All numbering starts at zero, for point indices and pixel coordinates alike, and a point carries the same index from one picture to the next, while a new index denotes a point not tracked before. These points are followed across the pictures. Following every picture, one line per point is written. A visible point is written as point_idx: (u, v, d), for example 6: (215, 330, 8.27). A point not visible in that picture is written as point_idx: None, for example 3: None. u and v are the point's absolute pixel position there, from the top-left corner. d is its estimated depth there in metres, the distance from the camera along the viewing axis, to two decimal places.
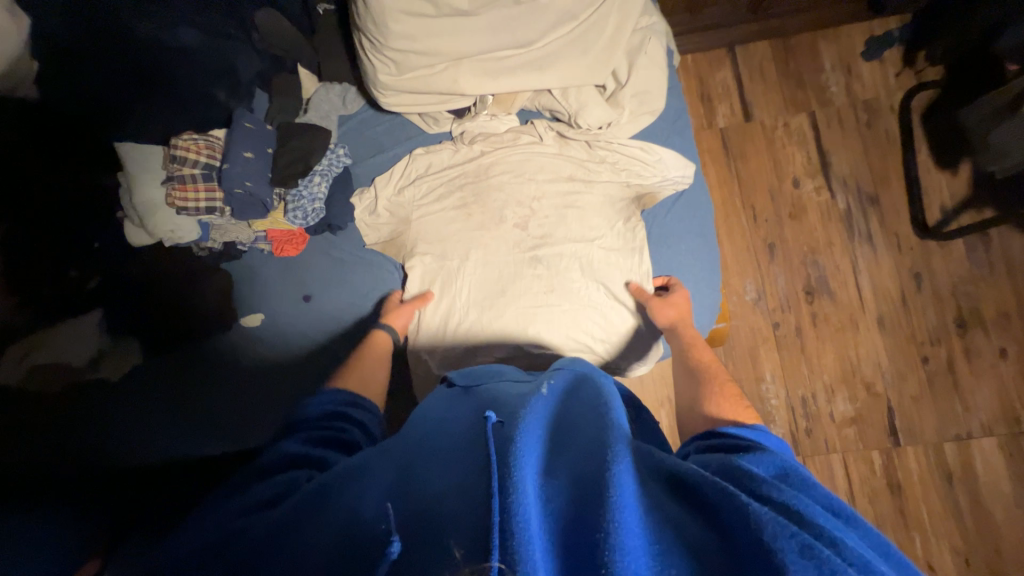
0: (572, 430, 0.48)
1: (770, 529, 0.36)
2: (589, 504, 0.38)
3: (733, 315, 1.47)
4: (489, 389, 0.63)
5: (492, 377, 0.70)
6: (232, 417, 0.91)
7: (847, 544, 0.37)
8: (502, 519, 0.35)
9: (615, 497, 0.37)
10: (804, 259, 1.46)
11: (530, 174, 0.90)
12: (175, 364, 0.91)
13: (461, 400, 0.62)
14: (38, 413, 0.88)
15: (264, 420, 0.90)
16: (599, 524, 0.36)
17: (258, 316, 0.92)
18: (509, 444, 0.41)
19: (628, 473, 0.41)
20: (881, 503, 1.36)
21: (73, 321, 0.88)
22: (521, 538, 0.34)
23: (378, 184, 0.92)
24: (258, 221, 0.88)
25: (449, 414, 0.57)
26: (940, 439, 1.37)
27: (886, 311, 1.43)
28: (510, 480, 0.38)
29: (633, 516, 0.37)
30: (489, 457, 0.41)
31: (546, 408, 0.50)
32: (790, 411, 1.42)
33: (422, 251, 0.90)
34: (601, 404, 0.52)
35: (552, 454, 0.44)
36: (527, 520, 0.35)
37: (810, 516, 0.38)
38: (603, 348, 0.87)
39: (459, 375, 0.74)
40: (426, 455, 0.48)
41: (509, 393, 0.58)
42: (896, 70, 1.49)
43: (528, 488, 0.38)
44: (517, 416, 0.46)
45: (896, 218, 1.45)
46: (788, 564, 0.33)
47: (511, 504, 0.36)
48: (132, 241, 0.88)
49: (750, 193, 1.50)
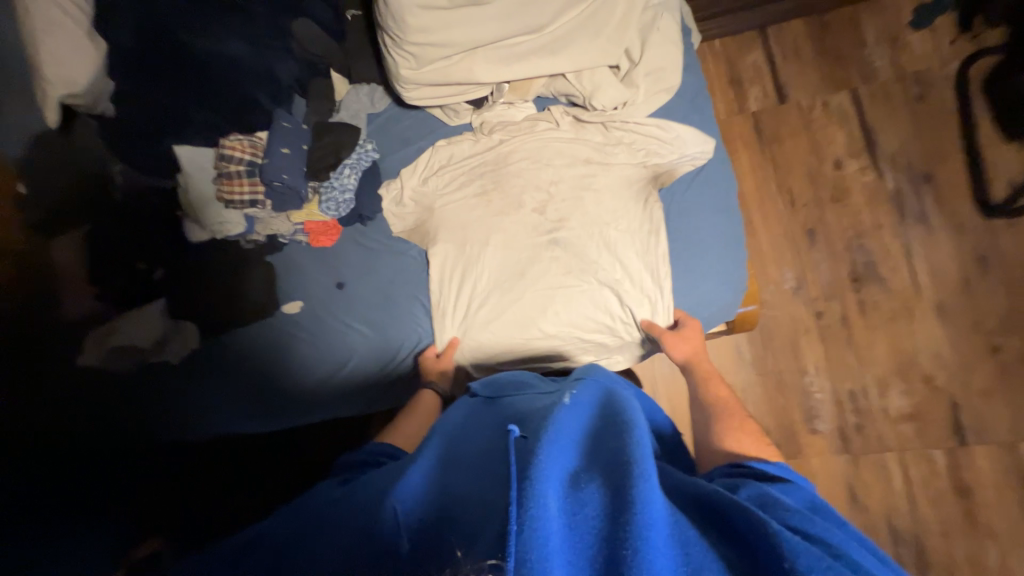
0: (597, 442, 0.51)
1: (805, 560, 0.40)
2: (613, 521, 0.41)
3: (771, 304, 1.40)
4: (520, 405, 0.68)
5: (515, 392, 0.75)
6: (270, 400, 0.99)
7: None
8: (522, 530, 0.39)
9: (639, 516, 0.40)
10: (848, 244, 1.38)
11: (548, 160, 0.92)
12: (227, 350, 1.01)
13: (491, 418, 0.66)
14: (107, 388, 0.99)
15: (298, 403, 0.98)
16: (624, 541, 0.39)
17: (298, 303, 0.99)
18: (531, 459, 0.45)
19: (652, 489, 0.43)
20: (945, 507, 1.24)
21: (144, 309, 1.00)
22: (540, 551, 0.37)
23: (403, 175, 0.97)
24: (296, 213, 0.96)
25: (486, 436, 0.61)
26: (1017, 437, 1.24)
27: (946, 297, 1.32)
28: (530, 496, 0.41)
29: (658, 535, 0.40)
30: (510, 468, 0.44)
31: (570, 420, 0.53)
32: (836, 405, 1.33)
33: (444, 238, 0.94)
34: (624, 418, 0.54)
35: (577, 466, 0.47)
36: (546, 535, 0.38)
37: (838, 550, 0.44)
38: (625, 328, 0.89)
39: (483, 387, 0.81)
40: (468, 478, 0.53)
41: (539, 409, 0.63)
42: (950, 38, 1.38)
43: (549, 501, 0.41)
44: (540, 430, 0.50)
45: (954, 196, 1.34)
46: None
47: (530, 518, 0.39)
48: (191, 235, 1.01)
49: (786, 177, 1.43)
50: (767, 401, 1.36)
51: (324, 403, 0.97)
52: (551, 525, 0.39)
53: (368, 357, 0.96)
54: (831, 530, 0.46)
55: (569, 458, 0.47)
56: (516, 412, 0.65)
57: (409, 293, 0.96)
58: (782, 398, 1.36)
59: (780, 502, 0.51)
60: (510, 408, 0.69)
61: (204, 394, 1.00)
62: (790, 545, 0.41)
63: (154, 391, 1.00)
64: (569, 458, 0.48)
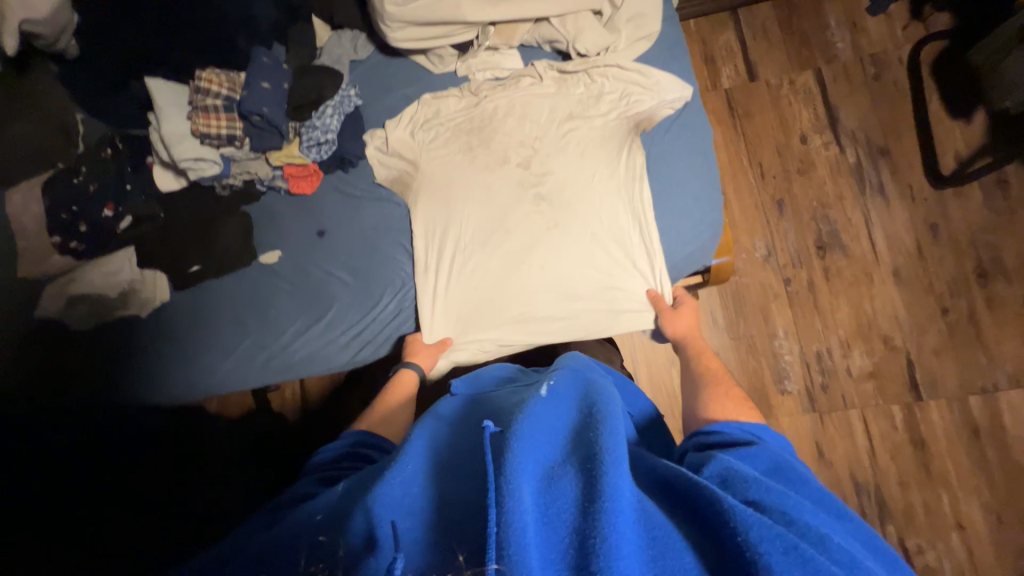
0: (578, 432, 0.52)
1: (755, 534, 0.42)
2: (585, 513, 0.42)
3: (743, 272, 1.46)
4: (495, 398, 0.68)
5: (491, 387, 0.75)
6: (248, 365, 0.95)
7: (830, 541, 0.44)
8: (499, 528, 0.40)
9: (608, 504, 0.42)
10: (814, 213, 1.45)
11: (533, 117, 0.94)
12: (200, 306, 0.97)
13: (473, 409, 0.66)
14: (84, 340, 0.97)
15: (281, 366, 0.95)
16: (592, 531, 0.41)
17: (275, 253, 0.97)
18: (505, 452, 0.46)
19: (621, 480, 0.45)
20: (903, 459, 1.32)
21: (109, 257, 0.95)
22: (516, 544, 0.39)
23: (388, 126, 0.97)
24: (274, 154, 0.93)
25: (461, 427, 0.60)
26: (964, 391, 1.33)
27: (902, 263, 1.40)
28: (505, 490, 0.43)
29: (627, 523, 0.42)
30: (487, 461, 0.46)
31: (547, 411, 0.54)
32: (804, 366, 1.40)
33: (427, 189, 0.95)
34: (596, 409, 0.55)
35: (552, 460, 0.49)
36: (522, 526, 0.40)
37: (795, 519, 0.46)
38: (617, 282, 0.90)
39: (461, 383, 0.79)
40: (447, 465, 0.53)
41: (514, 401, 0.64)
42: (903, 23, 1.48)
43: (524, 495, 0.42)
44: (514, 422, 0.51)
45: (908, 169, 1.43)
46: (772, 563, 0.40)
47: (506, 514, 0.41)
48: (161, 185, 0.99)
49: (757, 151, 1.50)
50: (739, 363, 1.41)
51: (307, 359, 0.94)
52: (526, 518, 0.41)
53: (351, 306, 0.94)
54: (784, 497, 0.48)
55: (544, 452, 0.49)
56: (492, 406, 0.65)
57: (392, 239, 0.95)
58: (754, 361, 1.41)
59: (739, 473, 0.52)
60: (488, 399, 0.69)
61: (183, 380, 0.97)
62: (741, 518, 0.43)
63: (131, 382, 0.96)
64: (543, 451, 0.49)
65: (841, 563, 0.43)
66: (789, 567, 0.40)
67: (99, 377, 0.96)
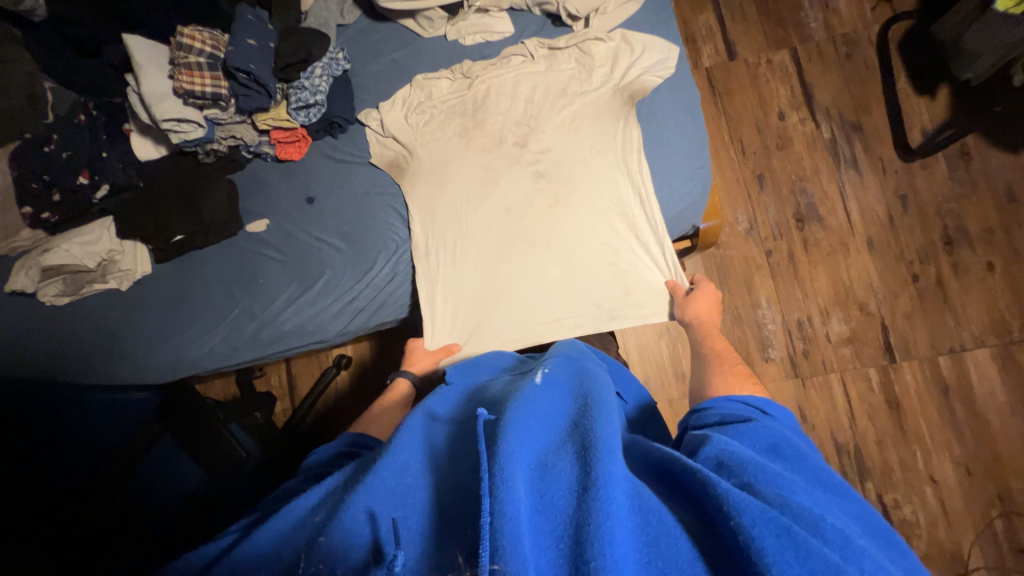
0: (573, 421, 0.53)
1: (749, 517, 0.41)
2: (580, 499, 0.43)
3: (727, 245, 1.50)
4: (490, 389, 0.69)
5: (487, 376, 0.75)
6: (242, 339, 0.93)
7: (827, 521, 0.43)
8: (493, 519, 0.40)
9: (602, 490, 0.42)
10: (793, 187, 1.51)
11: (525, 97, 0.97)
12: (187, 274, 0.95)
13: (468, 399, 0.66)
14: (76, 312, 0.95)
15: (276, 339, 0.93)
16: (587, 517, 0.41)
17: (263, 222, 0.95)
18: (497, 442, 0.47)
19: (614, 468, 0.45)
20: (880, 418, 1.38)
21: (90, 227, 0.92)
22: (509, 536, 0.39)
23: (382, 109, 0.97)
24: (261, 116, 0.93)
25: (458, 414, 0.61)
26: (935, 352, 1.40)
27: (875, 233, 1.47)
28: (497, 481, 0.43)
29: (622, 510, 0.42)
30: (479, 450, 0.46)
31: (541, 401, 0.56)
32: (786, 334, 1.44)
33: (423, 171, 0.95)
34: (590, 399, 0.56)
35: (547, 449, 0.49)
36: (514, 516, 0.40)
37: (792, 499, 0.44)
38: (621, 255, 0.90)
39: (455, 370, 0.78)
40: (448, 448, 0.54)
41: (508, 389, 0.65)
42: (872, 4, 1.55)
43: (518, 485, 0.43)
44: (507, 410, 0.53)
45: (879, 143, 1.50)
46: (766, 547, 0.39)
47: (499, 505, 0.41)
48: (138, 151, 0.97)
49: (737, 128, 1.54)
50: (725, 333, 1.45)
51: (303, 330, 0.93)
52: (521, 508, 0.41)
53: (344, 272, 0.92)
54: (781, 477, 0.46)
55: (538, 441, 0.50)
56: (485, 394, 0.67)
57: (383, 206, 0.95)
58: (739, 330, 1.45)
59: (737, 453, 0.49)
60: (484, 389, 0.69)
61: (184, 363, 0.94)
62: (735, 501, 0.42)
63: (126, 357, 0.94)
64: (537, 440, 0.50)
65: (838, 546, 0.41)
66: (783, 551, 0.39)
67: (92, 349, 0.94)
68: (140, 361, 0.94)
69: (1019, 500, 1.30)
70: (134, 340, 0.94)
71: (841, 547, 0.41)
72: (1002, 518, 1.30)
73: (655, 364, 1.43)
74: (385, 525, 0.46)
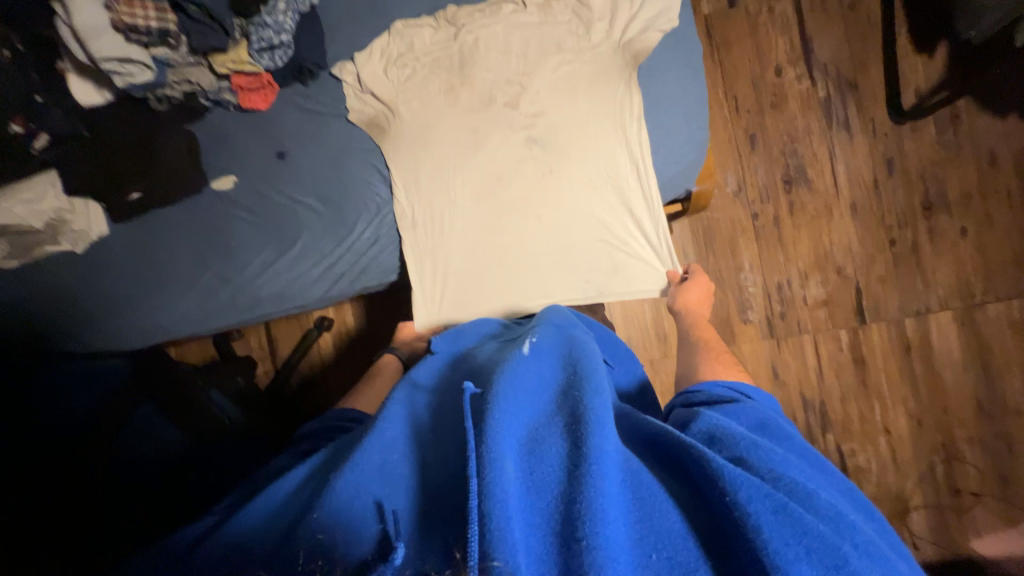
0: (562, 392, 0.54)
1: (746, 494, 0.42)
2: (571, 476, 0.43)
3: (715, 207, 1.48)
4: (472, 356, 0.68)
5: (473, 344, 0.75)
6: (217, 304, 0.88)
7: (818, 497, 0.45)
8: (481, 503, 0.40)
9: (592, 467, 0.43)
10: (784, 148, 1.48)
11: (517, 52, 0.89)
12: (148, 233, 0.87)
13: (454, 368, 0.66)
14: (28, 283, 0.87)
15: (254, 302, 0.89)
16: (578, 496, 0.41)
17: (230, 178, 0.88)
18: (485, 421, 0.46)
19: (606, 445, 0.45)
20: (846, 375, 1.46)
21: (31, 181, 0.83)
22: (498, 517, 0.39)
23: (359, 61, 0.89)
24: (218, 57, 0.82)
25: (442, 391, 0.61)
26: (902, 314, 1.46)
27: (859, 197, 1.48)
28: (486, 461, 0.42)
29: (613, 487, 0.43)
30: (467, 430, 0.46)
31: (530, 374, 0.56)
32: (766, 297, 1.48)
33: (405, 132, 0.89)
34: (578, 369, 0.56)
35: (535, 424, 0.49)
36: (503, 498, 0.40)
37: (785, 475, 0.46)
38: (613, 230, 0.89)
39: (441, 339, 0.77)
40: (435, 429, 0.54)
41: (491, 360, 0.64)
42: None
43: (507, 464, 0.43)
44: (494, 384, 0.52)
45: (873, 103, 1.47)
46: (765, 523, 0.41)
47: (488, 485, 0.41)
48: (79, 97, 0.85)
49: (733, 83, 1.48)
50: None
51: (282, 293, 0.88)
52: (510, 488, 0.41)
53: (321, 236, 0.87)
54: (772, 454, 0.49)
55: (526, 416, 0.50)
56: (471, 363, 0.66)
57: (361, 161, 0.88)
58: (720, 293, 1.48)
59: (729, 432, 0.51)
60: (470, 359, 0.67)
61: (160, 329, 0.90)
62: (732, 478, 0.44)
63: (87, 328, 0.88)
64: (525, 416, 0.50)
65: (831, 520, 0.44)
66: (779, 525, 0.41)
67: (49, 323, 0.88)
68: (107, 330, 0.88)
69: (960, 447, 1.43)
70: (100, 309, 0.88)
71: (832, 521, 0.44)
72: (944, 464, 1.43)
73: (638, 326, 1.45)
74: (381, 503, 0.47)
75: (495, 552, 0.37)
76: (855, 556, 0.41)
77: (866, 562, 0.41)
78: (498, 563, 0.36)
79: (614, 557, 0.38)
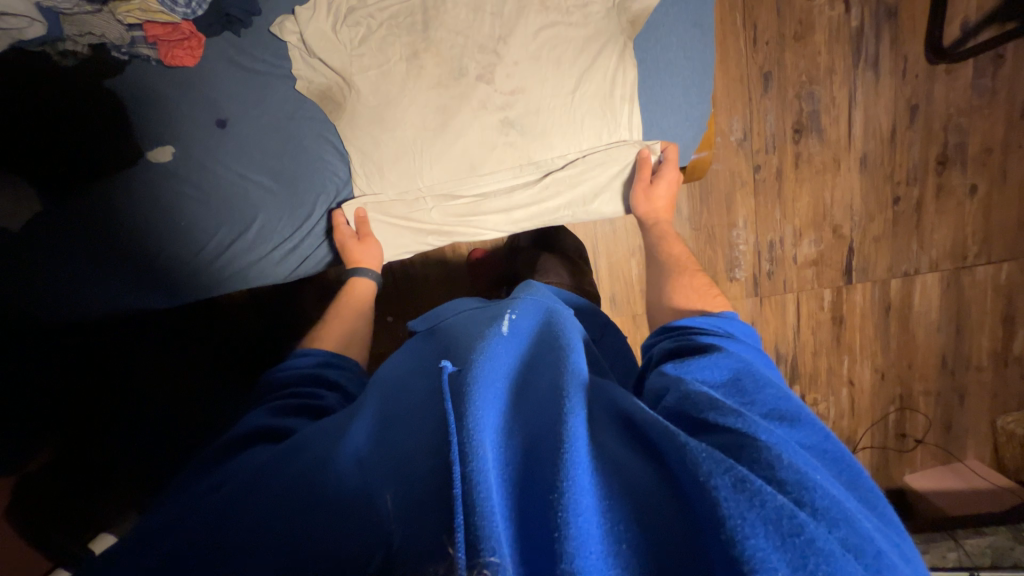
0: (523, 378, 0.52)
1: (706, 467, 0.39)
2: (545, 462, 0.41)
3: (715, 157, 1.36)
4: (450, 328, 0.70)
5: (452, 315, 0.76)
6: (177, 278, 0.82)
7: (783, 464, 0.41)
8: (465, 489, 0.37)
9: (570, 455, 0.40)
10: (800, 90, 1.32)
11: (492, 7, 0.78)
12: (88, 213, 0.77)
13: (428, 344, 0.69)
14: None
15: (216, 283, 0.84)
16: (556, 483, 0.38)
17: (168, 149, 0.78)
18: (465, 414, 0.43)
19: (581, 427, 0.44)
20: (821, 333, 1.48)
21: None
22: (483, 510, 0.36)
23: (301, 17, 0.77)
24: (120, 5, 0.71)
25: (416, 372, 0.61)
26: (891, 275, 1.44)
27: (873, 148, 1.36)
28: (470, 447, 0.40)
29: (585, 473, 0.40)
30: (448, 416, 0.43)
31: (505, 352, 0.54)
32: (756, 255, 1.42)
33: (361, 106, 0.79)
34: (560, 348, 0.55)
35: (512, 408, 0.47)
36: (487, 488, 0.37)
37: (751, 441, 0.43)
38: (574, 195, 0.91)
39: (421, 322, 0.81)
40: (405, 411, 0.53)
41: (465, 334, 0.64)
42: None
43: (488, 451, 0.40)
44: (473, 363, 0.50)
45: (909, 37, 1.30)
46: (722, 499, 0.37)
47: (472, 473, 0.38)
48: None
49: (754, 7, 1.27)
50: (697, 252, 1.40)
51: (247, 274, 0.84)
52: (491, 477, 0.39)
53: (279, 216, 0.83)
54: (743, 417, 0.45)
55: (504, 398, 0.48)
56: (450, 338, 0.65)
57: (313, 131, 0.82)
58: (710, 250, 1.41)
59: (698, 406, 0.47)
60: (448, 334, 0.68)
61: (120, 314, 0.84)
62: (694, 453, 0.41)
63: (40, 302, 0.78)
64: (501, 397, 0.47)
65: (792, 489, 0.39)
66: (740, 502, 0.37)
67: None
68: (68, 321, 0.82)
69: (915, 398, 1.52)
70: (37, 296, 0.77)
71: (794, 490, 0.39)
72: (897, 412, 1.52)
73: (623, 286, 1.41)
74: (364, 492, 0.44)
75: (483, 544, 0.34)
76: (818, 527, 0.37)
77: (826, 530, 0.37)
78: (493, 557, 0.33)
79: (590, 547, 0.35)
